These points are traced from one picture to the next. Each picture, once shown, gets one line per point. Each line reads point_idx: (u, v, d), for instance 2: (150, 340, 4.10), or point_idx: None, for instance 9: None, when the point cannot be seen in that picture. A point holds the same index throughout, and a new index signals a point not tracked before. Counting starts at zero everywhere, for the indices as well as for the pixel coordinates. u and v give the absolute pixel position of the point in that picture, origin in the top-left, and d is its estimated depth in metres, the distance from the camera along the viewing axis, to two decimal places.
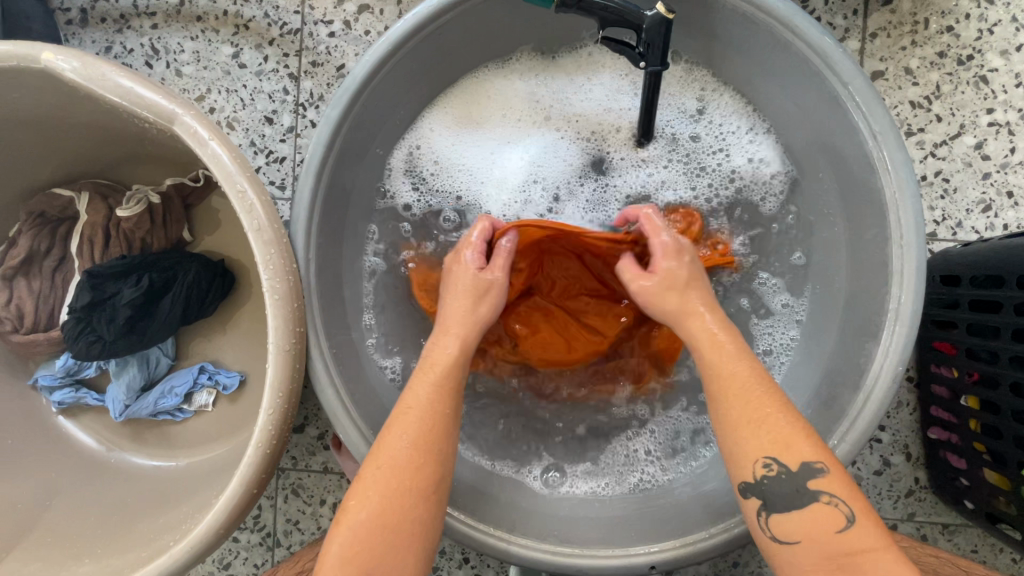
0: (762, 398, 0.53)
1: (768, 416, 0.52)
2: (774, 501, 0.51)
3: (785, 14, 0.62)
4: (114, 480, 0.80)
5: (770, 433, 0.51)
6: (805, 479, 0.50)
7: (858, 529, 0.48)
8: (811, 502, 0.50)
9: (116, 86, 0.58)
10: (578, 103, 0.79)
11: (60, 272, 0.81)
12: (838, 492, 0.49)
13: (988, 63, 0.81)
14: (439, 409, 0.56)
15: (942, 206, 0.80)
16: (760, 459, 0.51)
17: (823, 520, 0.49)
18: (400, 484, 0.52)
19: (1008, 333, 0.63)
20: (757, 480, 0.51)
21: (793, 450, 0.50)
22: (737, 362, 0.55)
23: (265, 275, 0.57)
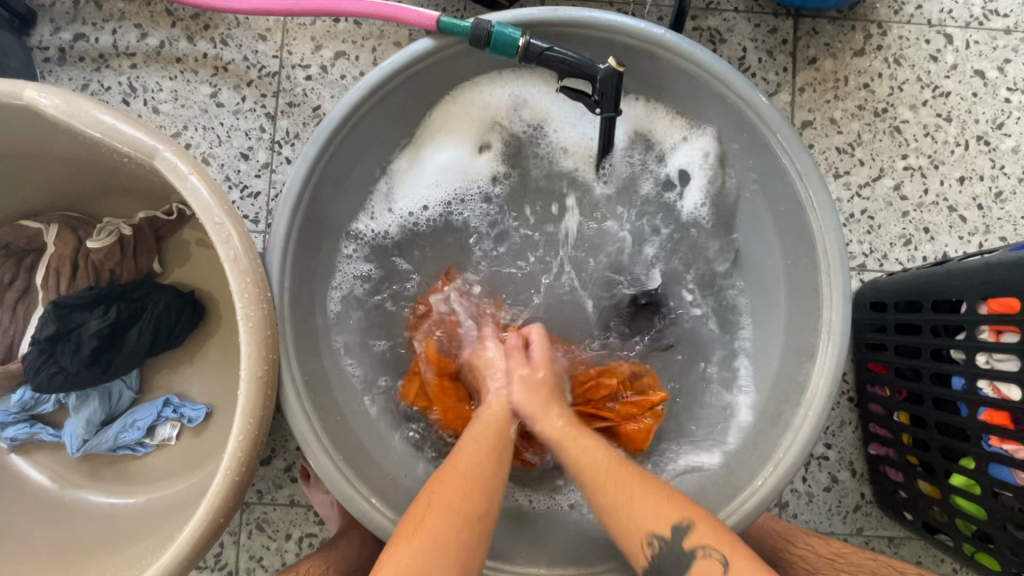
0: (620, 478, 0.61)
1: (638, 495, 0.59)
2: (666, 570, 0.56)
3: (721, 72, 0.70)
4: (67, 520, 0.78)
5: (649, 510, 0.58)
6: (680, 540, 0.56)
7: (735, 572, 0.53)
8: (694, 560, 0.55)
9: (98, 122, 0.60)
10: (538, 137, 0.83)
11: (23, 302, 0.80)
12: (711, 541, 0.55)
13: (900, 116, 0.92)
14: (490, 450, 0.64)
15: (868, 240, 0.89)
16: (645, 536, 0.57)
17: (707, 573, 0.54)
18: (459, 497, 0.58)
19: (928, 352, 0.70)
20: (649, 561, 0.57)
21: (665, 515, 0.57)
22: (593, 450, 0.64)
23: (240, 303, 0.59)
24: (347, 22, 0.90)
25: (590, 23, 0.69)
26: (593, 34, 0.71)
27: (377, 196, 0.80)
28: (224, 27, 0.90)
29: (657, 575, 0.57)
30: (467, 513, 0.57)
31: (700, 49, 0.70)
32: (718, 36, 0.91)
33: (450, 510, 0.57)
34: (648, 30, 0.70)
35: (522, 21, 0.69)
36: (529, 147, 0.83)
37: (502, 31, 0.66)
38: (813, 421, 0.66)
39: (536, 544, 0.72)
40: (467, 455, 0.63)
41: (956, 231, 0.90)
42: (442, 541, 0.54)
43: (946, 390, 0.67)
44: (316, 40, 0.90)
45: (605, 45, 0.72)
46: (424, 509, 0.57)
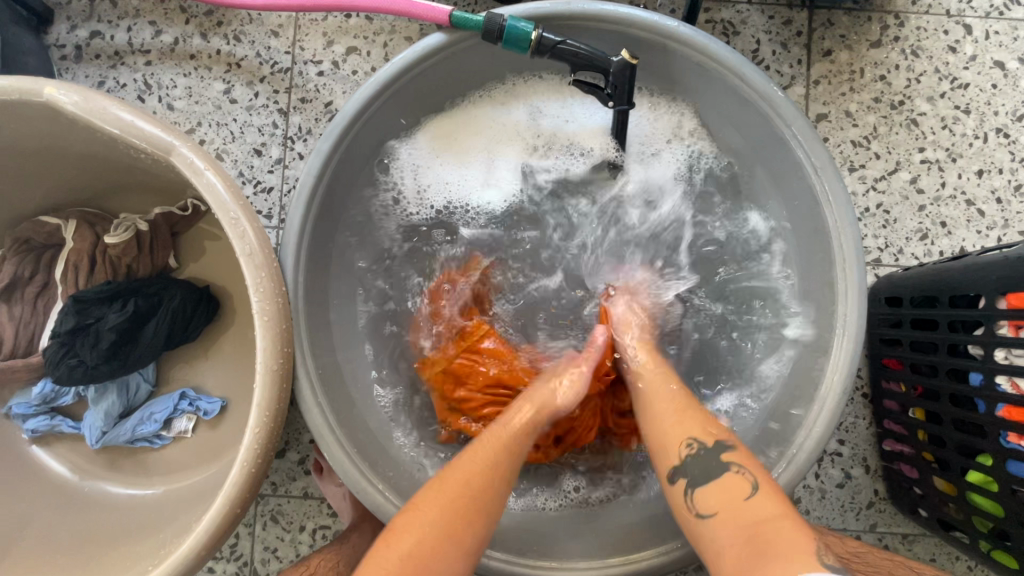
0: (672, 400, 0.65)
1: (687, 413, 0.63)
2: (696, 478, 0.57)
3: (735, 64, 0.70)
4: (87, 510, 0.79)
5: (694, 425, 0.61)
6: (719, 453, 0.57)
7: (763, 495, 0.53)
8: (724, 475, 0.56)
9: (115, 119, 0.61)
10: (552, 129, 0.83)
11: (43, 297, 0.82)
12: (745, 466, 0.56)
13: (918, 108, 0.91)
14: (503, 464, 0.60)
15: (884, 235, 0.88)
16: (684, 440, 0.59)
17: (732, 488, 0.55)
18: (457, 514, 0.55)
19: (944, 348, 0.69)
20: (680, 460, 0.58)
21: (710, 432, 0.60)
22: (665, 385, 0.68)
23: (255, 297, 0.60)
24: (358, 18, 0.91)
25: (602, 16, 0.69)
26: (605, 27, 0.70)
27: (396, 194, 0.81)
28: (237, 24, 0.91)
29: (686, 479, 0.57)
30: (464, 528, 0.55)
31: (713, 41, 0.70)
32: (731, 28, 0.90)
33: (446, 525, 0.54)
34: (661, 23, 0.69)
35: (533, 16, 0.69)
36: (542, 144, 0.83)
37: (514, 25, 0.66)
38: (827, 418, 0.66)
39: (547, 537, 0.72)
40: (476, 462, 0.59)
41: (974, 225, 0.88)
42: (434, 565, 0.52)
43: (963, 386, 0.66)
44: (327, 35, 0.91)
45: (618, 38, 0.72)
46: (421, 517, 0.55)
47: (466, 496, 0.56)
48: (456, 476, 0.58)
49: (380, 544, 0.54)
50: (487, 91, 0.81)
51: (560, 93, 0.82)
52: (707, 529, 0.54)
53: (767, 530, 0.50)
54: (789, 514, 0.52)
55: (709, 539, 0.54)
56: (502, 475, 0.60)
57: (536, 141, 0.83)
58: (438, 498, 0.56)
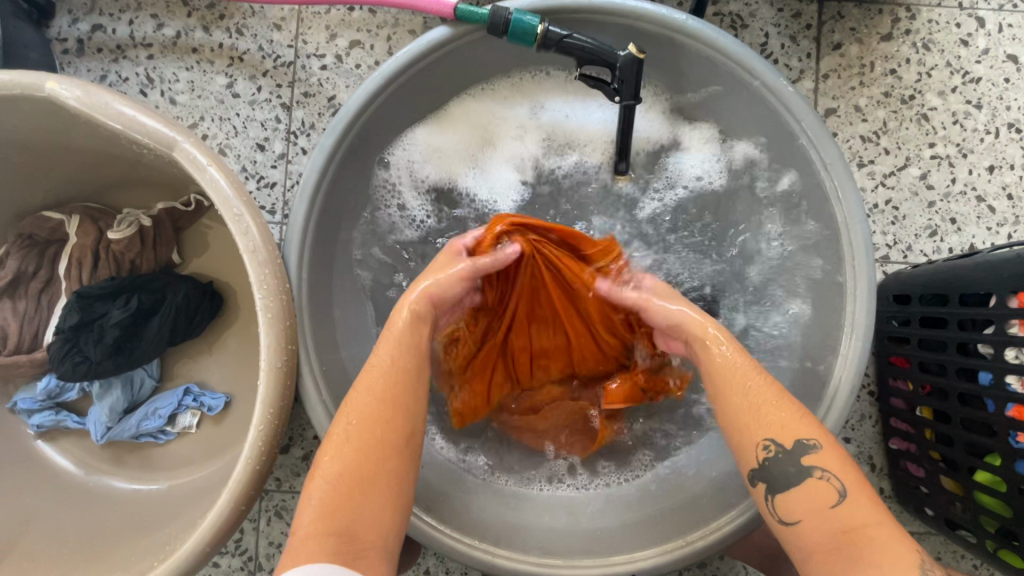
0: (751, 388, 0.58)
1: (764, 404, 0.57)
2: (777, 482, 0.55)
3: (744, 59, 0.69)
4: (93, 505, 0.80)
5: (773, 420, 0.56)
6: (800, 455, 0.54)
7: (852, 504, 0.51)
8: (809, 479, 0.53)
9: (118, 114, 0.60)
10: (555, 124, 0.82)
11: (46, 293, 0.82)
12: (833, 468, 0.53)
13: (929, 103, 0.89)
14: (402, 370, 0.58)
15: (893, 231, 0.87)
16: (760, 441, 0.55)
17: (818, 494, 0.53)
18: (375, 433, 0.55)
19: (954, 347, 0.68)
20: (759, 462, 0.56)
21: (789, 430, 0.55)
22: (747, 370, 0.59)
23: (260, 294, 0.60)
24: (361, 11, 0.90)
25: (609, 9, 0.68)
26: (612, 20, 0.69)
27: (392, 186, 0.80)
28: (240, 17, 0.90)
29: (766, 483, 0.55)
30: (389, 444, 0.55)
31: (722, 35, 0.69)
32: (739, 21, 0.89)
33: (364, 445, 0.54)
34: (669, 16, 0.68)
35: (539, 9, 0.68)
36: (541, 138, 0.82)
37: (520, 18, 0.65)
38: (835, 417, 0.65)
39: (552, 535, 0.72)
40: (376, 377, 0.58)
41: (984, 222, 0.87)
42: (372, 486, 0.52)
43: (973, 385, 0.66)
44: (331, 29, 0.90)
45: (626, 32, 0.71)
46: (344, 443, 0.54)
47: (377, 413, 0.55)
48: (358, 411, 0.56)
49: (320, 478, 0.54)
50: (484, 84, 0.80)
51: (561, 87, 0.81)
52: (794, 533, 0.53)
53: (857, 539, 0.49)
54: (885, 521, 0.50)
55: (794, 546, 0.53)
56: (402, 403, 0.57)
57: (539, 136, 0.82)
58: (354, 422, 0.55)
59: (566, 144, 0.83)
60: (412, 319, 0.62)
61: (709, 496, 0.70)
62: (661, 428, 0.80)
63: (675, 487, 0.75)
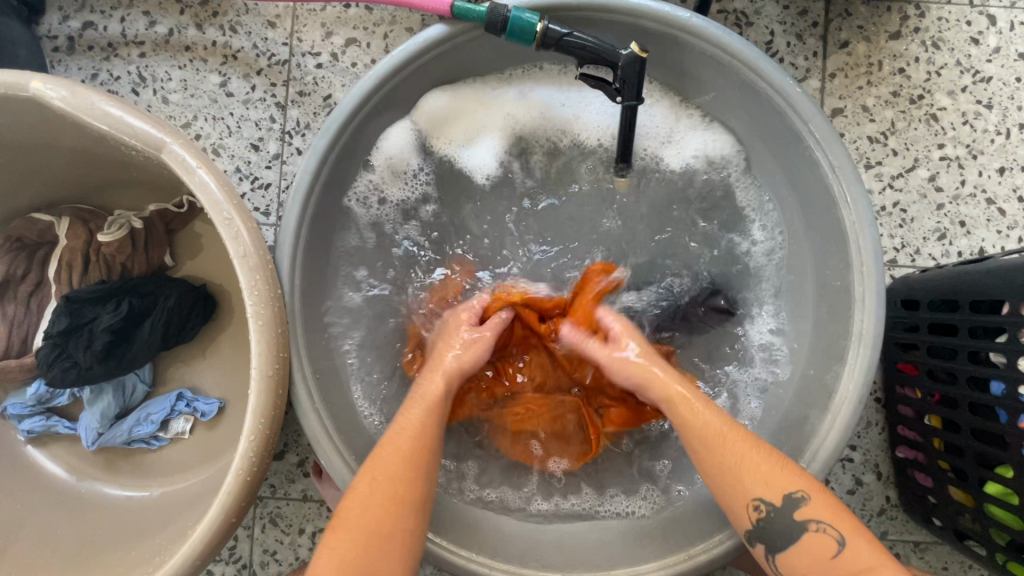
0: (722, 433, 0.58)
1: (743, 457, 0.57)
2: (774, 541, 0.55)
3: (750, 58, 0.67)
4: (83, 513, 0.78)
5: (756, 477, 0.56)
6: (791, 511, 0.54)
7: (851, 551, 0.51)
8: (802, 534, 0.54)
9: (105, 114, 0.59)
10: (551, 114, 0.79)
11: (36, 296, 0.80)
12: (826, 518, 0.53)
13: (938, 102, 0.87)
14: (428, 435, 0.60)
15: (900, 234, 0.85)
16: (750, 502, 0.56)
17: (818, 547, 0.53)
18: (395, 493, 0.55)
19: (964, 354, 0.66)
20: (753, 525, 0.56)
21: (774, 486, 0.55)
22: (707, 414, 0.60)
23: (250, 300, 0.58)
24: (358, 8, 0.88)
25: (611, 7, 0.66)
26: (614, 18, 0.67)
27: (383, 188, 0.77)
28: (233, 14, 0.88)
29: (765, 543, 0.56)
30: (405, 502, 0.55)
31: (728, 33, 0.67)
32: (744, 19, 0.87)
33: (385, 504, 0.54)
34: (673, 14, 0.66)
35: (539, 6, 0.66)
36: (536, 134, 0.80)
37: (519, 16, 0.63)
38: (842, 427, 0.64)
39: (550, 545, 0.70)
40: (403, 436, 0.59)
41: (994, 225, 0.85)
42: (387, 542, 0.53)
43: (984, 395, 0.64)
44: (326, 26, 0.88)
45: (628, 30, 0.69)
46: (362, 499, 0.54)
47: (400, 472, 0.56)
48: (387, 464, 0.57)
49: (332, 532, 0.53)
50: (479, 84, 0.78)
51: (557, 83, 0.79)
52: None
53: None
54: (885, 563, 0.51)
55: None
56: (425, 459, 0.59)
57: (535, 127, 0.80)
58: (374, 480, 0.55)
59: (565, 142, 0.81)
60: (442, 378, 0.65)
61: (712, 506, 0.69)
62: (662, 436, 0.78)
63: (677, 496, 0.73)
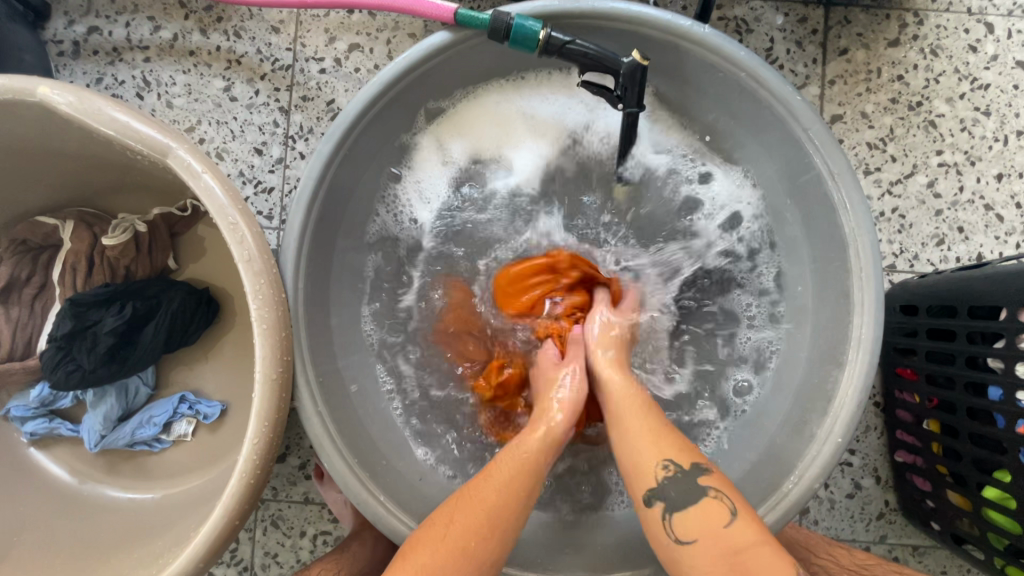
0: (641, 402, 0.62)
1: (663, 435, 0.58)
2: (674, 501, 0.54)
3: (750, 65, 0.67)
4: (85, 516, 0.78)
5: (667, 448, 0.57)
6: (696, 477, 0.55)
7: (742, 524, 0.52)
8: (702, 497, 0.53)
9: (111, 120, 0.59)
10: (543, 120, 0.80)
11: (40, 299, 0.81)
12: (724, 488, 0.54)
13: (936, 109, 0.88)
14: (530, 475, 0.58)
15: (899, 240, 0.86)
16: (660, 459, 0.56)
17: (712, 513, 0.53)
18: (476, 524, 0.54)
19: (962, 360, 0.67)
20: (656, 481, 0.55)
21: (685, 454, 0.57)
22: (626, 387, 0.64)
23: (254, 305, 0.58)
24: (361, 14, 0.88)
25: (613, 14, 0.66)
26: (616, 25, 0.68)
27: (385, 199, 0.79)
28: (238, 19, 0.89)
29: (664, 502, 0.54)
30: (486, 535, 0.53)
31: (727, 40, 0.67)
32: (745, 26, 0.88)
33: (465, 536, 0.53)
34: (674, 22, 0.67)
35: (541, 14, 0.67)
36: (528, 130, 0.81)
37: (521, 24, 0.64)
38: (841, 431, 0.64)
39: (551, 548, 0.71)
40: (502, 470, 0.58)
41: (992, 231, 0.86)
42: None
43: (982, 400, 0.64)
44: (329, 32, 0.88)
45: (629, 37, 0.70)
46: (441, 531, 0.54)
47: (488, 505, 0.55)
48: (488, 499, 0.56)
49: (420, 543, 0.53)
50: (473, 91, 0.78)
51: (545, 85, 0.79)
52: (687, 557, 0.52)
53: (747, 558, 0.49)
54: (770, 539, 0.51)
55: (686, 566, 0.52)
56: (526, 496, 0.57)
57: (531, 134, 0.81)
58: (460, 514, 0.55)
59: (557, 136, 0.81)
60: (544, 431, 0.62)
61: None
62: None
63: None
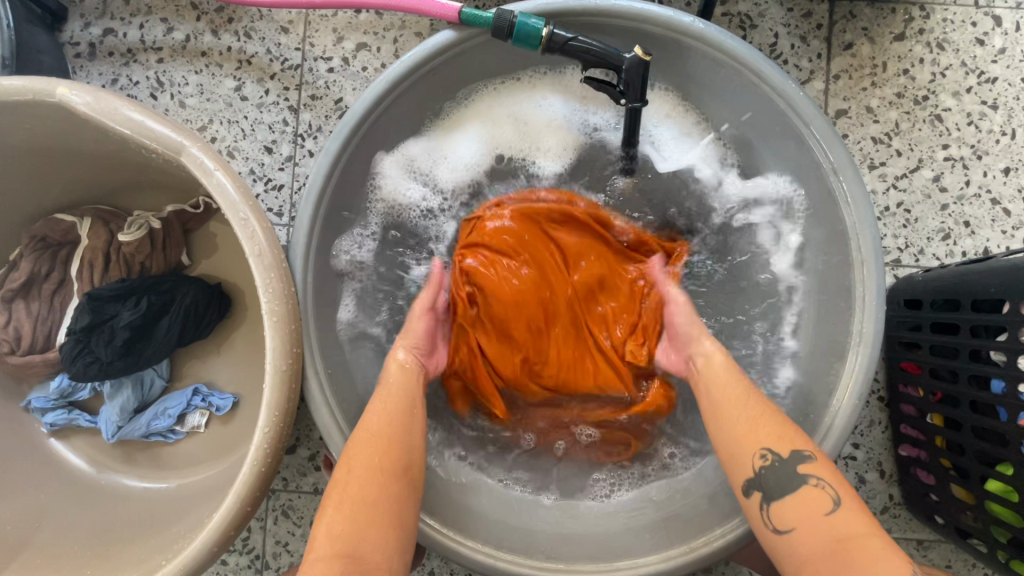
0: (735, 395, 0.63)
1: (759, 418, 0.59)
2: (771, 489, 0.56)
3: (751, 60, 0.68)
4: (103, 503, 0.81)
5: (767, 430, 0.58)
6: (795, 464, 0.56)
7: (846, 513, 0.52)
8: (802, 485, 0.55)
9: (127, 119, 0.61)
10: (540, 116, 0.81)
11: (59, 294, 0.83)
12: (826, 476, 0.55)
13: (942, 104, 0.88)
14: (394, 416, 0.63)
15: (904, 235, 0.86)
16: (758, 450, 0.57)
17: (812, 501, 0.54)
18: (376, 462, 0.58)
19: (966, 353, 0.67)
20: (755, 472, 0.57)
21: (786, 441, 0.57)
22: (720, 371, 0.66)
23: (265, 298, 0.60)
24: (368, 13, 0.90)
25: (615, 11, 0.67)
26: (619, 23, 0.69)
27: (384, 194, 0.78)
28: (248, 20, 0.91)
29: (760, 491, 0.56)
30: (385, 466, 0.58)
31: (729, 37, 0.68)
32: (749, 22, 0.88)
33: (371, 470, 0.57)
34: (676, 18, 0.68)
35: (544, 12, 0.68)
36: (515, 138, 0.82)
37: (525, 21, 0.65)
38: (842, 424, 0.65)
39: (556, 539, 0.71)
40: (376, 418, 0.62)
41: (999, 225, 0.86)
42: (375, 513, 0.55)
43: (984, 393, 0.65)
44: (337, 32, 0.90)
45: (632, 34, 0.70)
46: (344, 476, 0.57)
47: (382, 442, 0.59)
48: (363, 456, 0.58)
49: (323, 510, 0.55)
50: (473, 91, 0.79)
51: (540, 85, 0.80)
52: (791, 542, 0.53)
53: (851, 547, 0.50)
54: (875, 530, 0.51)
55: (788, 553, 0.53)
56: (400, 440, 0.60)
57: (530, 131, 0.82)
58: (355, 458, 0.58)
59: (542, 142, 0.82)
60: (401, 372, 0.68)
61: (715, 502, 0.70)
62: (667, 434, 0.79)
63: (678, 492, 0.75)
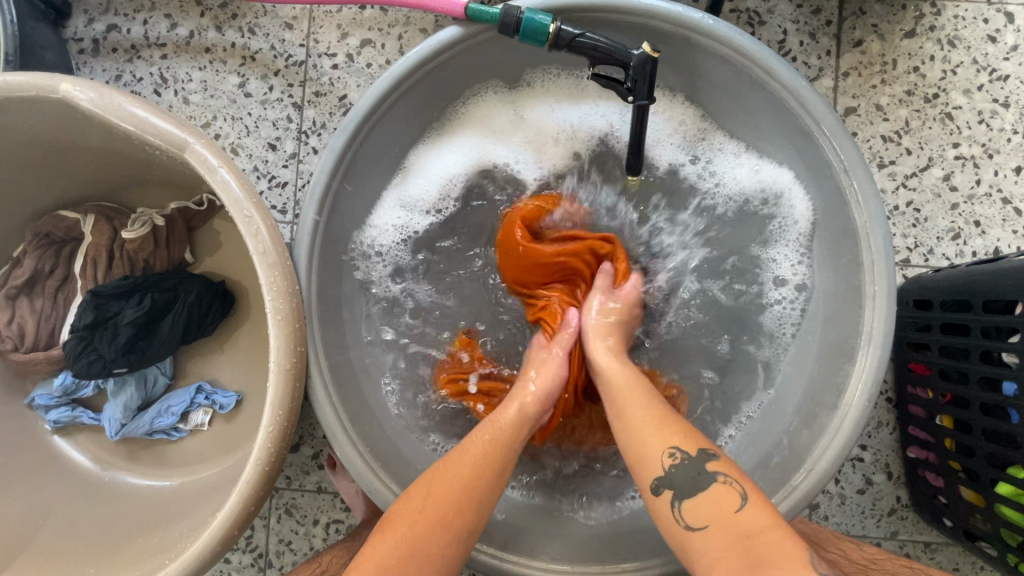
0: (645, 399, 0.62)
1: (666, 419, 0.59)
2: (681, 488, 0.54)
3: (760, 57, 0.67)
4: (106, 501, 0.80)
5: (675, 432, 0.57)
6: (703, 462, 0.55)
7: (753, 504, 0.51)
8: (712, 483, 0.53)
9: (130, 115, 0.61)
10: (544, 122, 0.81)
11: (63, 291, 0.83)
12: (733, 473, 0.54)
13: (953, 101, 0.86)
14: (492, 460, 0.60)
15: (914, 234, 0.85)
16: (667, 448, 0.56)
17: (723, 498, 0.52)
18: (451, 502, 0.55)
19: (976, 354, 0.66)
20: (665, 470, 0.55)
21: (692, 440, 0.57)
22: (638, 398, 0.62)
23: (269, 296, 0.60)
24: (372, 9, 0.89)
25: (624, 7, 0.67)
26: (627, 19, 0.68)
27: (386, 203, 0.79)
28: (252, 16, 0.90)
29: (672, 490, 0.54)
30: (459, 514, 0.55)
31: (738, 33, 0.67)
32: (757, 19, 0.87)
33: (446, 512, 0.54)
34: (685, 15, 0.67)
35: (551, 7, 0.67)
36: (524, 144, 0.81)
37: (531, 17, 0.64)
38: (851, 425, 0.64)
39: (561, 540, 0.71)
40: (470, 455, 0.60)
41: (1009, 225, 0.85)
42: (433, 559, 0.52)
43: (995, 395, 0.64)
44: (342, 28, 0.89)
45: (640, 30, 0.70)
46: (418, 504, 0.55)
47: (465, 483, 0.57)
48: (441, 491, 0.56)
49: (395, 515, 0.55)
50: (471, 96, 0.79)
51: (544, 92, 0.80)
52: (699, 543, 0.51)
53: (756, 544, 0.48)
54: (781, 523, 0.50)
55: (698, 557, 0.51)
56: (484, 492, 0.57)
57: (535, 137, 0.81)
58: (431, 491, 0.56)
59: (552, 151, 0.81)
60: (515, 412, 0.65)
61: None
62: None
63: None
